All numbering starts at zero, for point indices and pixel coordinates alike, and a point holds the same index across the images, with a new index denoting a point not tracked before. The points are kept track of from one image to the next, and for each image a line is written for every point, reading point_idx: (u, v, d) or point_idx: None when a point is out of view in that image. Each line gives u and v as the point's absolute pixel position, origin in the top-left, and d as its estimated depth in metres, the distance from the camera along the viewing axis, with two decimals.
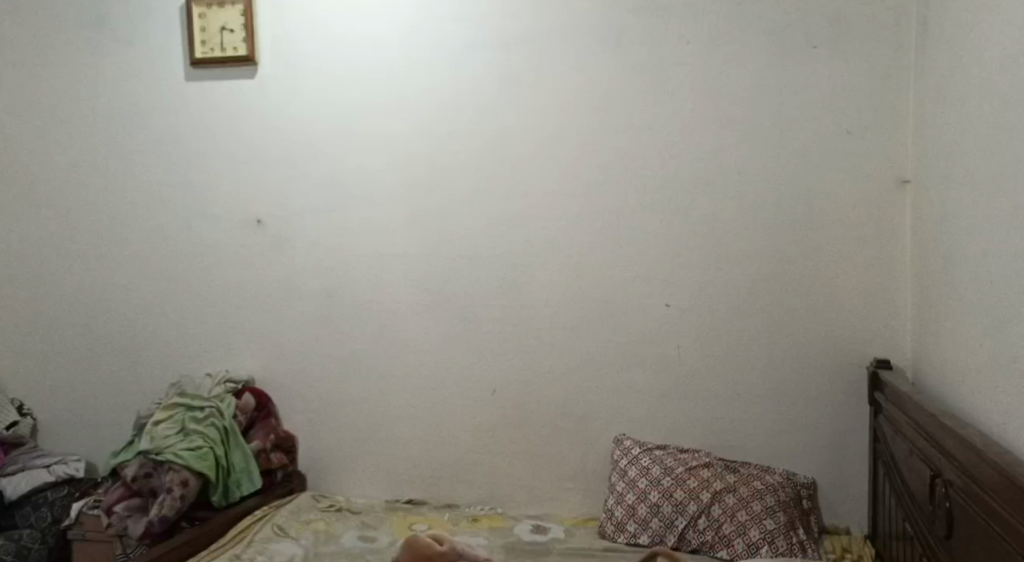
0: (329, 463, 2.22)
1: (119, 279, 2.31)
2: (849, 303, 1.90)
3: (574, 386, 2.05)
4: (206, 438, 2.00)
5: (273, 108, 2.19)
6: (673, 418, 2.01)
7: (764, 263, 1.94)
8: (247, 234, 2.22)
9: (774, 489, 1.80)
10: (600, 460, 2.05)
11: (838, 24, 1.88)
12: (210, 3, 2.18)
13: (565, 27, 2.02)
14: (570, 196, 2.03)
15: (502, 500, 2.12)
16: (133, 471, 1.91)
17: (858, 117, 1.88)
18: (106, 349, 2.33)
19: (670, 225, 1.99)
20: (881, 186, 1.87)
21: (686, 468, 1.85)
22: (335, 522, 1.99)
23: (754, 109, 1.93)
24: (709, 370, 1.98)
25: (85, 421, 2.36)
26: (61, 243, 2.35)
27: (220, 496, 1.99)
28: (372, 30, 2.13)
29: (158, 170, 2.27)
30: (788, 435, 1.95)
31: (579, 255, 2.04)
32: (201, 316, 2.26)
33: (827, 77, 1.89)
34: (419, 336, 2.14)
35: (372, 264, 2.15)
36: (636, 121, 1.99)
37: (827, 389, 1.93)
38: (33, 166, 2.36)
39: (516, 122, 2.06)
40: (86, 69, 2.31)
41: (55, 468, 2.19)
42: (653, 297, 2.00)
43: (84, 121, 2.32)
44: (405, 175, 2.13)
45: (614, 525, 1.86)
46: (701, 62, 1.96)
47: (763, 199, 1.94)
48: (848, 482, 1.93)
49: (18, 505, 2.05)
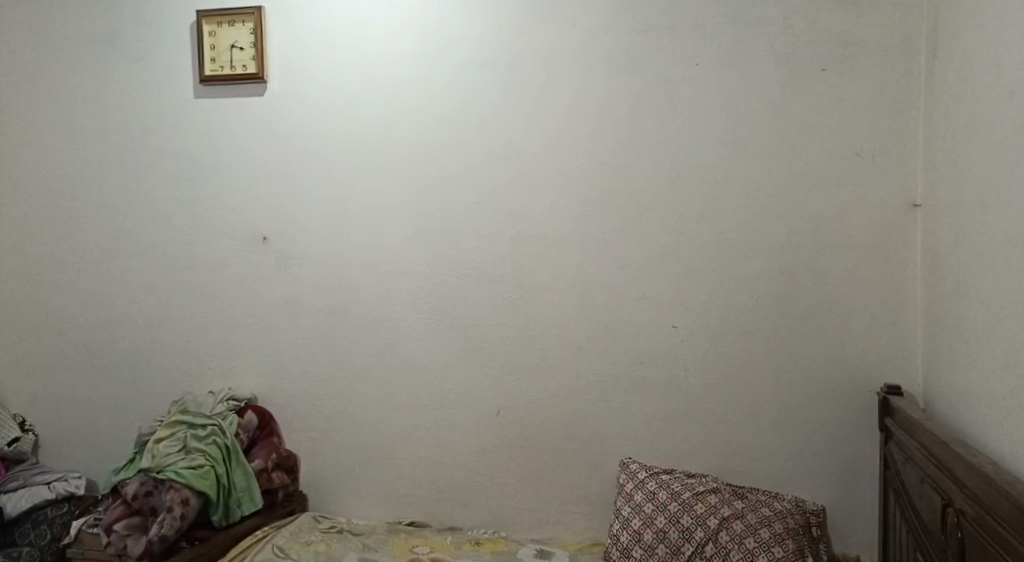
0: (330, 483, 2.19)
1: (124, 295, 2.31)
2: (859, 327, 1.88)
3: (579, 408, 2.03)
4: (208, 456, 1.98)
5: (280, 125, 2.19)
6: (679, 442, 1.98)
7: (772, 286, 1.92)
8: (253, 251, 2.22)
9: (783, 516, 1.77)
10: (605, 484, 2.02)
11: (847, 47, 1.87)
12: (220, 21, 2.19)
13: (572, 47, 2.02)
14: (577, 216, 2.02)
15: (505, 523, 2.09)
16: (133, 489, 1.90)
17: (868, 140, 1.86)
18: (110, 365, 2.32)
19: (676, 246, 1.97)
20: (891, 211, 1.85)
21: (693, 493, 1.81)
22: (336, 543, 1.96)
23: (763, 132, 1.92)
24: (716, 393, 1.96)
25: (87, 438, 2.34)
26: (66, 258, 2.34)
27: (221, 515, 1.96)
28: (381, 47, 2.13)
29: (165, 186, 2.27)
30: (797, 461, 1.92)
31: (584, 275, 2.02)
32: (205, 333, 2.25)
33: (836, 100, 1.88)
34: (423, 355, 2.12)
35: (378, 282, 2.14)
36: (643, 142, 1.99)
37: (837, 414, 1.89)
38: (40, 182, 2.36)
39: (522, 140, 2.05)
40: (96, 84, 2.32)
41: (55, 485, 2.18)
42: (659, 318, 1.98)
43: (92, 136, 2.32)
44: (410, 190, 2.12)
45: (619, 550, 1.84)
46: (710, 83, 1.95)
47: (771, 221, 1.92)
48: (858, 511, 1.89)
49: (19, 521, 2.07)
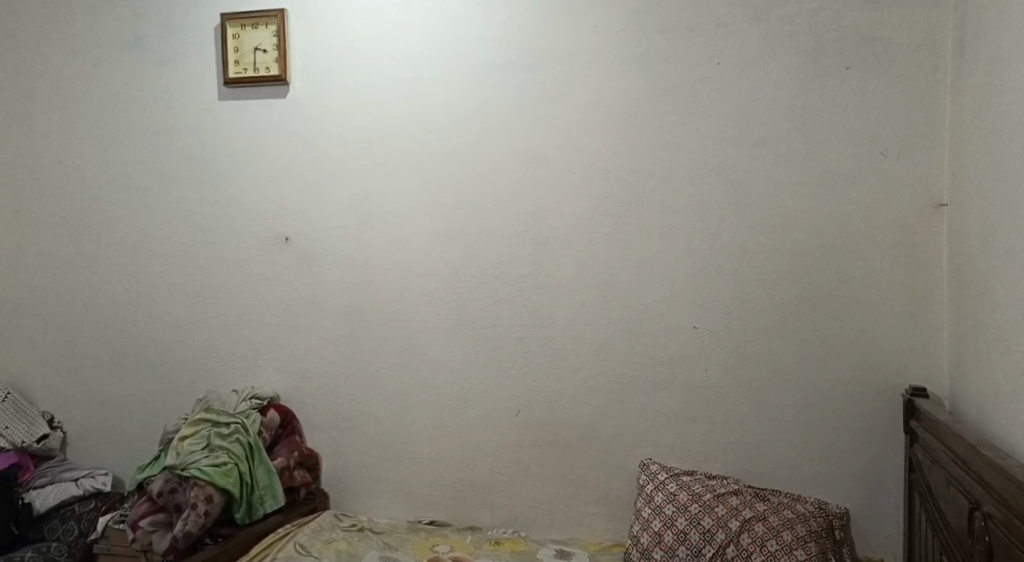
0: (351, 482, 2.21)
1: (150, 295, 2.34)
2: (883, 328, 1.85)
3: (600, 409, 2.03)
4: (231, 454, 2.00)
5: (302, 126, 2.22)
6: (700, 444, 1.97)
7: (795, 287, 1.91)
8: (276, 252, 2.24)
9: (806, 519, 1.74)
10: (626, 485, 2.02)
11: (872, 45, 1.85)
12: (244, 23, 2.22)
13: (591, 47, 2.02)
14: (598, 217, 2.02)
15: (525, 523, 2.09)
16: (159, 486, 1.92)
17: (893, 140, 1.84)
18: (135, 364, 2.35)
19: (698, 247, 1.96)
20: (916, 211, 1.83)
21: (714, 495, 1.80)
22: (357, 541, 1.97)
23: (786, 131, 1.91)
24: (738, 395, 1.94)
25: (113, 435, 2.38)
26: (93, 258, 2.38)
27: (244, 512, 1.98)
28: (401, 48, 2.15)
29: (190, 187, 2.30)
30: (820, 464, 1.90)
31: (605, 276, 2.02)
32: (228, 332, 2.28)
33: (861, 98, 1.86)
34: (444, 355, 2.13)
35: (399, 283, 2.15)
36: (664, 142, 1.98)
37: (861, 417, 1.87)
38: (68, 183, 2.40)
39: (543, 140, 2.05)
40: (123, 87, 2.35)
41: (83, 481, 2.22)
42: (680, 319, 1.97)
43: (119, 137, 2.36)
44: (432, 191, 2.13)
45: (639, 552, 1.82)
46: (732, 82, 1.94)
47: (794, 221, 1.90)
48: (882, 514, 1.87)
49: (47, 517, 2.12)
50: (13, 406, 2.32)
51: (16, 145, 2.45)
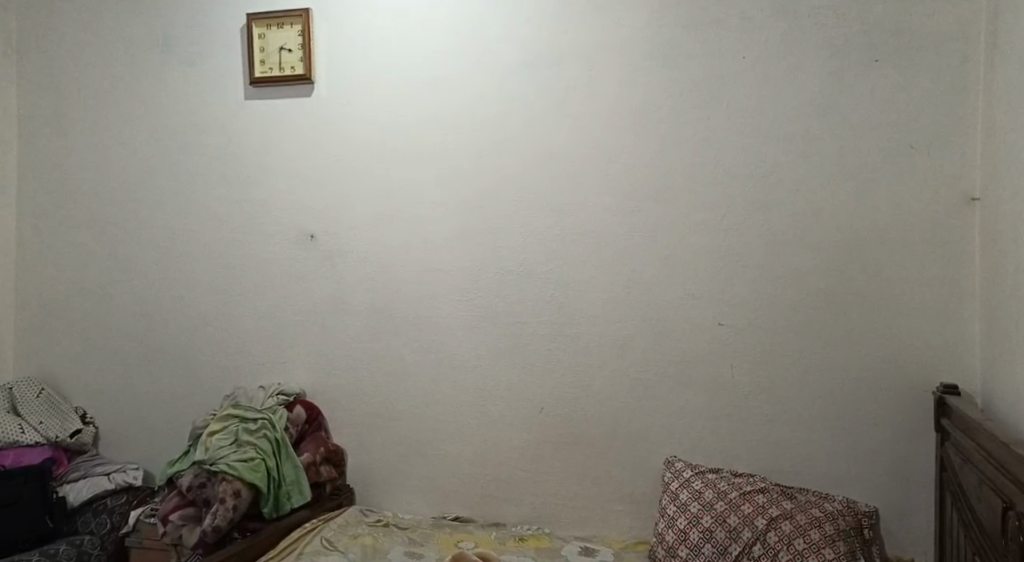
0: (376, 478, 2.22)
1: (178, 293, 2.37)
2: (913, 324, 1.83)
3: (623, 405, 2.02)
4: (258, 450, 2.02)
5: (328, 125, 2.23)
6: (726, 441, 1.95)
7: (823, 282, 1.88)
8: (302, 250, 2.26)
9: (834, 517, 1.72)
10: (650, 482, 2.01)
11: (902, 37, 1.82)
12: (269, 23, 2.24)
13: (615, 43, 2.01)
14: (622, 212, 2.01)
15: (549, 520, 2.08)
16: (188, 480, 1.96)
17: (923, 133, 1.81)
18: (165, 360, 2.39)
19: (723, 244, 1.95)
20: (947, 205, 1.79)
21: (740, 493, 1.78)
22: (382, 537, 1.99)
23: (813, 125, 1.89)
24: (764, 392, 1.92)
25: (143, 430, 2.42)
26: (124, 256, 2.42)
27: (272, 506, 2.00)
28: (425, 47, 2.15)
29: (217, 185, 2.33)
30: (848, 462, 1.87)
31: (629, 272, 2.01)
32: (255, 328, 2.31)
33: (890, 91, 1.83)
34: (467, 352, 2.14)
35: (422, 280, 2.17)
36: (689, 137, 1.97)
37: (891, 415, 1.85)
38: (98, 182, 2.45)
39: (566, 137, 2.05)
40: (151, 88, 2.39)
41: (114, 475, 2.27)
42: (705, 315, 1.96)
43: (148, 137, 2.40)
44: (455, 189, 2.14)
45: (664, 550, 1.81)
46: (757, 76, 1.92)
47: (821, 216, 1.88)
48: (912, 513, 1.83)
49: (80, 511, 2.17)
50: (47, 402, 2.39)
51: (48, 145, 2.50)
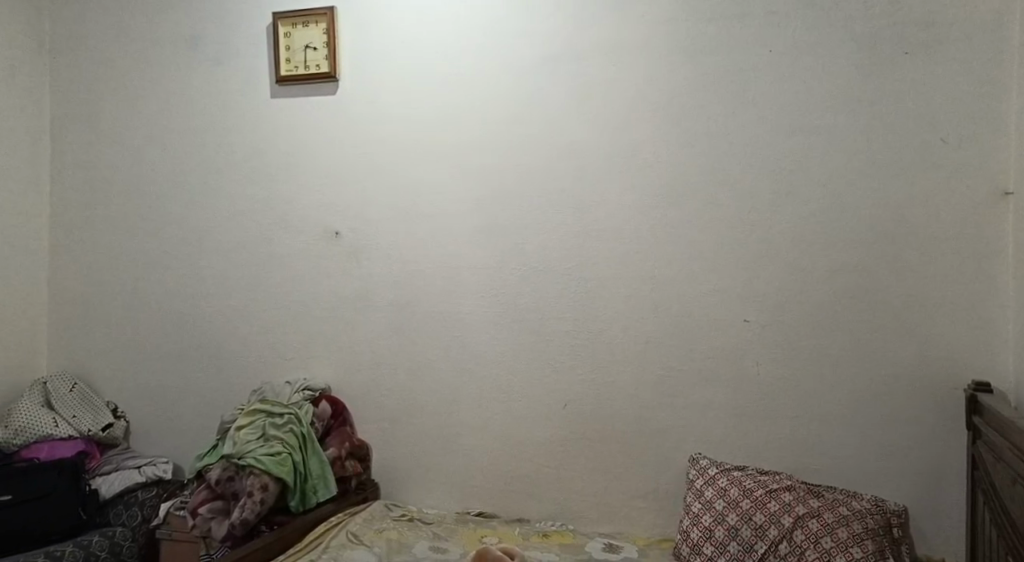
0: (400, 473, 2.24)
1: (206, 290, 2.41)
2: (943, 321, 1.80)
3: (648, 402, 2.01)
4: (285, 444, 2.04)
5: (352, 123, 2.25)
6: (752, 438, 1.93)
7: (851, 277, 1.86)
8: (326, 246, 2.28)
9: (862, 516, 1.69)
10: (675, 479, 1.99)
11: (933, 29, 1.79)
12: (294, 22, 2.26)
13: (639, 38, 2.00)
14: (646, 208, 2.00)
15: (572, 517, 2.08)
16: (217, 474, 1.98)
17: (954, 127, 1.78)
18: (193, 355, 2.43)
19: (749, 239, 1.93)
20: (979, 199, 1.76)
21: (766, 490, 1.77)
22: (407, 532, 2.00)
23: (841, 118, 1.86)
24: (790, 389, 1.90)
25: (172, 424, 2.45)
26: (153, 253, 2.46)
27: (298, 500, 2.02)
28: (448, 44, 2.16)
29: (243, 182, 2.36)
30: (877, 460, 1.85)
31: (653, 268, 2.00)
32: (280, 324, 2.33)
33: (921, 83, 1.80)
34: (491, 348, 2.14)
35: (445, 276, 2.17)
36: (714, 132, 1.95)
37: (921, 412, 1.82)
38: (128, 180, 2.49)
39: (589, 132, 2.04)
40: (179, 87, 2.42)
41: (145, 469, 2.31)
42: (731, 311, 1.94)
43: (176, 135, 2.43)
44: (478, 185, 2.14)
45: (689, 547, 1.80)
46: (784, 70, 1.90)
47: (849, 211, 1.86)
48: (944, 513, 1.80)
49: (112, 503, 2.22)
50: (80, 397, 2.44)
51: (79, 144, 2.54)
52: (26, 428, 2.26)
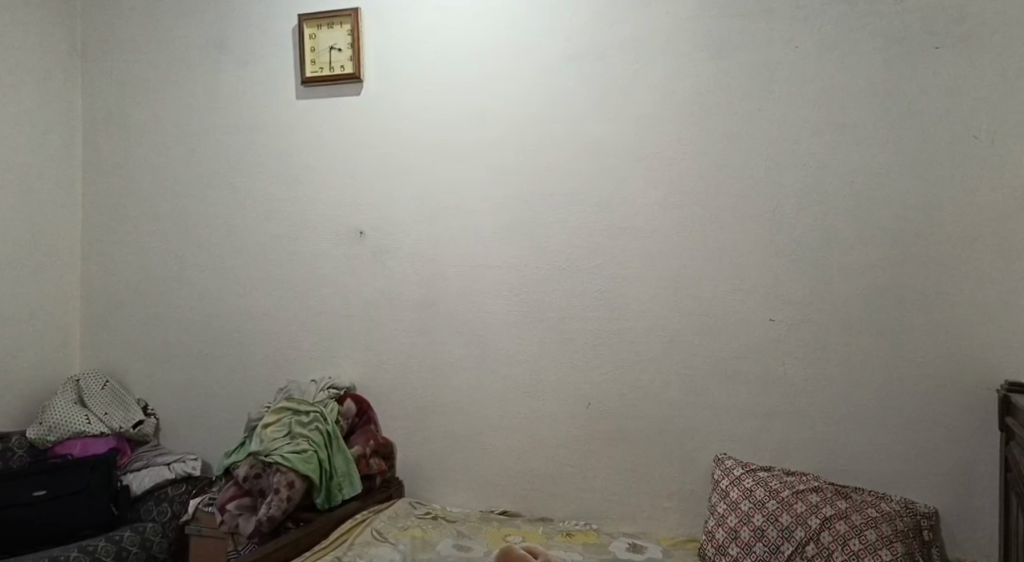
0: (424, 471, 2.25)
1: (233, 289, 2.44)
2: (974, 319, 1.77)
3: (673, 401, 2.00)
4: (311, 442, 2.06)
5: (376, 124, 2.27)
6: (778, 439, 1.91)
7: (879, 276, 1.83)
8: (351, 246, 2.30)
9: (891, 518, 1.67)
10: (700, 479, 1.98)
11: (965, 23, 1.76)
12: (320, 23, 2.28)
13: (664, 34, 1.99)
14: (670, 206, 1.99)
15: (596, 516, 2.07)
16: (244, 471, 2.01)
17: (987, 122, 1.75)
18: (220, 353, 2.46)
19: (775, 238, 1.91)
20: (1012, 196, 1.73)
21: (793, 491, 1.75)
22: (431, 530, 2.01)
23: (869, 115, 1.84)
24: (817, 388, 1.88)
25: (200, 422, 2.49)
26: (181, 253, 2.50)
27: (324, 498, 2.04)
28: (471, 43, 2.17)
29: (269, 182, 2.39)
30: (907, 461, 1.82)
31: (678, 266, 1.99)
32: (306, 322, 2.35)
33: (952, 78, 1.77)
34: (514, 347, 2.15)
35: (468, 276, 2.18)
36: (739, 128, 1.93)
37: (953, 413, 1.78)
38: (157, 181, 2.53)
39: (612, 130, 2.04)
40: (207, 89, 2.46)
41: (175, 465, 2.34)
42: (757, 310, 1.93)
43: (204, 137, 2.47)
44: (501, 185, 2.14)
45: (714, 548, 1.78)
46: (811, 65, 1.88)
47: (877, 209, 1.83)
48: (977, 516, 1.76)
49: (142, 499, 2.27)
50: (112, 394, 2.49)
51: (110, 146, 2.59)
52: (61, 425, 2.30)
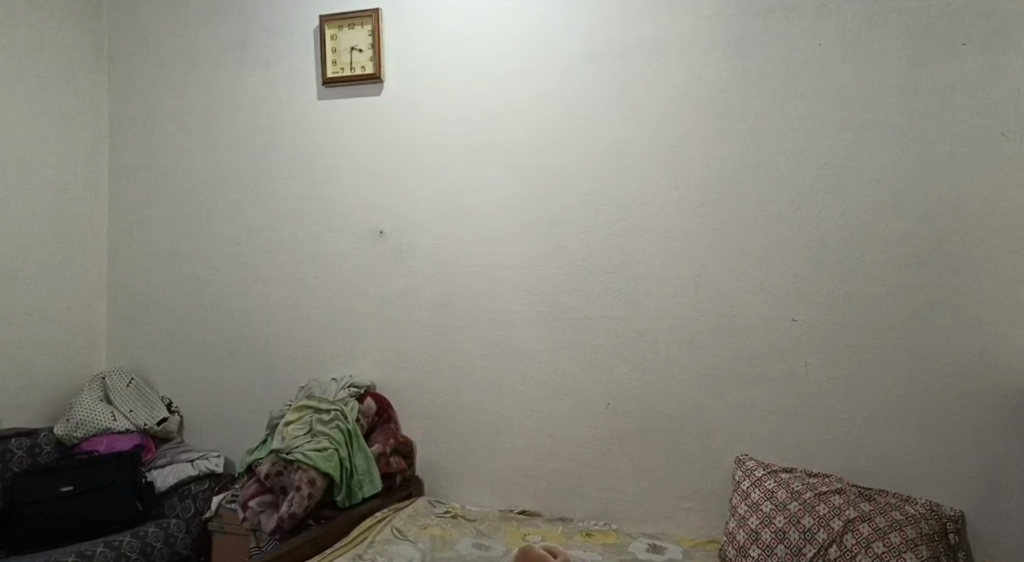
0: (443, 470, 2.26)
1: (255, 288, 2.46)
2: (1001, 319, 1.74)
3: (693, 401, 1.99)
4: (332, 440, 2.08)
5: (396, 123, 2.28)
6: (801, 439, 1.89)
7: (904, 276, 1.81)
8: (371, 246, 2.31)
9: (915, 520, 1.65)
10: (720, 480, 1.97)
11: (992, 19, 1.73)
12: (341, 24, 2.30)
13: (685, 33, 1.98)
14: (691, 205, 1.98)
15: (615, 516, 2.07)
16: (266, 468, 2.03)
17: (1015, 120, 1.72)
18: (242, 351, 2.49)
19: (797, 237, 1.89)
20: None
21: (815, 493, 1.73)
22: (451, 529, 2.01)
23: (894, 112, 1.81)
24: (840, 389, 1.86)
25: (223, 419, 2.52)
26: (204, 252, 2.53)
27: (344, 496, 2.06)
28: (490, 43, 2.17)
29: (290, 182, 2.41)
30: (932, 463, 1.79)
31: (698, 265, 1.98)
32: (326, 321, 2.37)
33: (979, 76, 1.74)
34: (533, 346, 2.15)
35: (488, 275, 2.19)
36: (760, 127, 1.92)
37: (979, 415, 1.76)
38: (180, 181, 2.56)
39: (632, 128, 2.03)
40: (230, 90, 2.48)
41: (198, 462, 2.37)
42: (779, 310, 1.91)
43: (227, 136, 2.49)
44: (520, 184, 2.15)
45: (735, 549, 1.77)
46: (834, 62, 1.86)
47: (902, 208, 1.81)
48: (1004, 520, 1.73)
49: (167, 495, 2.30)
50: (136, 392, 2.53)
51: (135, 146, 2.63)
52: (86, 422, 2.35)
